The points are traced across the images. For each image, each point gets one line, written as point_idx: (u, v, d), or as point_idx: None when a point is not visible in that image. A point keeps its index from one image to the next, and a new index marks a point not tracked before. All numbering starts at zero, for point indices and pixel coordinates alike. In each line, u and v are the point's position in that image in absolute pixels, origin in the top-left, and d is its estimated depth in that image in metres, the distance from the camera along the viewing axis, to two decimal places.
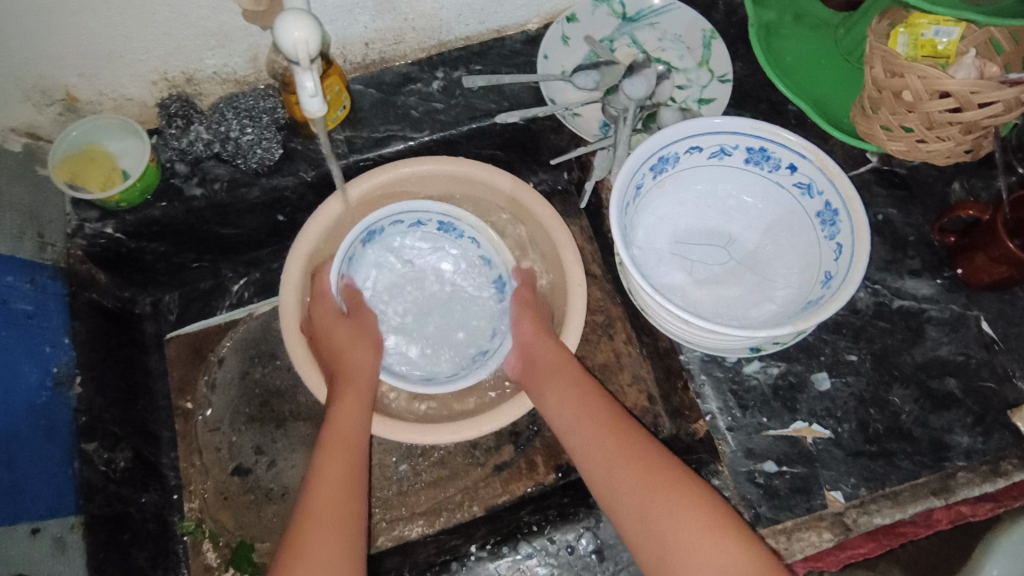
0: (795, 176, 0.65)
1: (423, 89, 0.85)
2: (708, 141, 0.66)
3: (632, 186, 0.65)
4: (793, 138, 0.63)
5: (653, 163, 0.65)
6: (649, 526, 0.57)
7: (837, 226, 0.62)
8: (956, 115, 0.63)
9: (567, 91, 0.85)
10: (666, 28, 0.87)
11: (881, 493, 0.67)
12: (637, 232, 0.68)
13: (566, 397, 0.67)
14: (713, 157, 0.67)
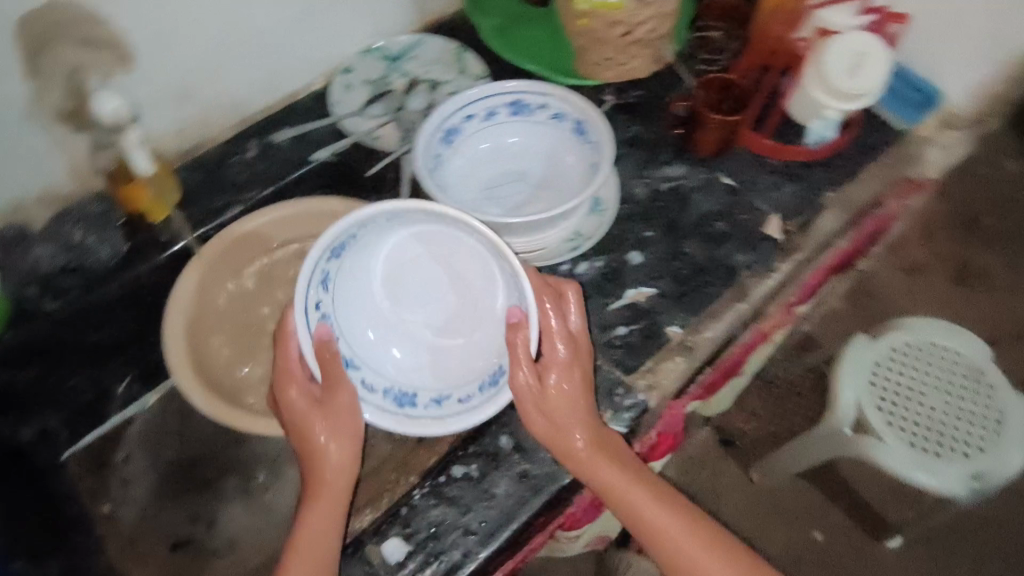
0: (548, 111, 0.85)
1: (243, 158, 0.97)
2: (477, 107, 0.84)
3: (432, 153, 0.81)
4: (533, 84, 0.84)
5: (442, 135, 0.83)
6: (673, 561, 0.67)
7: (588, 130, 0.82)
8: (632, 36, 0.86)
9: (362, 122, 1.01)
10: (425, 58, 1.07)
11: (703, 316, 0.86)
12: (452, 187, 0.83)
13: (599, 462, 0.70)
14: (487, 120, 0.86)
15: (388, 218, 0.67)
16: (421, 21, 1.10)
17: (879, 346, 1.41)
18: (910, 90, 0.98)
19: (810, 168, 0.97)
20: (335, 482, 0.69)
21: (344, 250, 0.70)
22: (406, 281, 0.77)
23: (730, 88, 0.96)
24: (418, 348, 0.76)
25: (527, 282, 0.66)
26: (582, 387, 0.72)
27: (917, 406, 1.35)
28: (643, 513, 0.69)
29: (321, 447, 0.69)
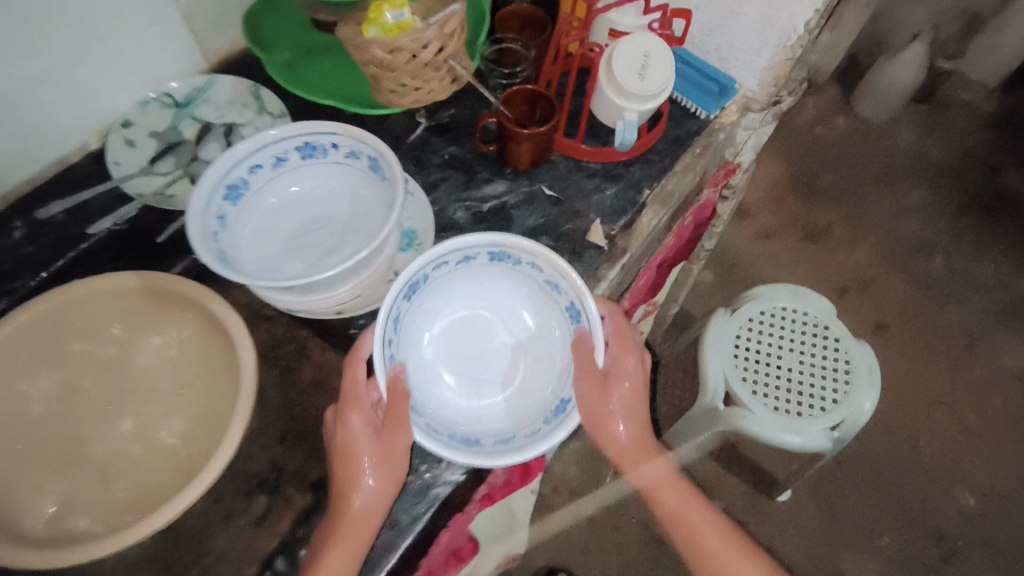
0: (341, 150, 0.79)
1: (8, 241, 0.85)
2: (262, 156, 0.77)
3: (213, 216, 0.73)
4: (318, 123, 0.78)
5: (224, 192, 0.75)
6: (709, 560, 0.82)
7: (382, 165, 0.77)
8: (418, 60, 0.82)
9: (150, 181, 0.90)
10: (218, 100, 0.99)
11: None
12: (244, 249, 0.76)
13: (672, 471, 0.83)
14: (276, 167, 0.79)
15: (493, 260, 0.79)
16: (208, 60, 1.01)
17: (732, 318, 1.47)
18: (705, 79, 1.01)
19: (626, 167, 0.97)
20: (369, 517, 0.70)
21: (419, 299, 0.78)
22: (471, 339, 0.82)
23: (536, 99, 0.93)
24: (467, 377, 0.80)
25: (593, 303, 0.73)
26: (632, 390, 0.78)
27: (777, 371, 1.41)
28: (658, 489, 0.84)
29: (350, 498, 0.71)
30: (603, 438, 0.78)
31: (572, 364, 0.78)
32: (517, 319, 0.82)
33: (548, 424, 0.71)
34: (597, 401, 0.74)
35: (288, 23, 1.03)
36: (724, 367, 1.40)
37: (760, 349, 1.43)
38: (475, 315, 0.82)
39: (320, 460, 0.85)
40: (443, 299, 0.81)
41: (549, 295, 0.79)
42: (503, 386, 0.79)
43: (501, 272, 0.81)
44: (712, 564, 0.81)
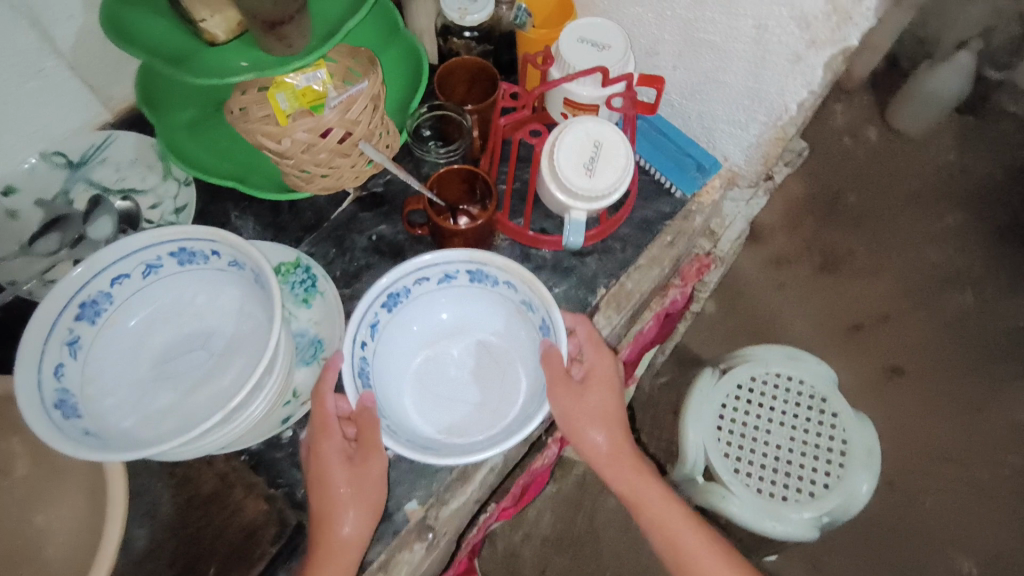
0: (223, 257, 0.68)
1: None
2: (128, 265, 0.65)
3: (58, 344, 0.61)
4: (194, 230, 0.66)
5: (76, 313, 0.63)
6: None
7: (267, 284, 0.65)
8: (318, 149, 0.69)
9: (28, 264, 0.80)
10: (118, 159, 0.87)
11: (451, 477, 0.71)
12: (97, 377, 0.65)
13: (654, 492, 0.74)
14: (147, 275, 0.67)
15: (472, 279, 0.74)
16: (114, 113, 0.89)
17: (720, 383, 1.27)
18: (683, 151, 0.86)
19: (581, 258, 0.83)
20: (346, 550, 0.63)
21: (384, 326, 0.73)
22: (437, 378, 0.75)
23: (474, 179, 0.79)
24: (429, 397, 0.74)
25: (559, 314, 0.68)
26: (608, 390, 0.72)
27: (762, 447, 1.22)
28: (643, 499, 0.73)
29: (334, 533, 0.64)
30: (582, 449, 0.73)
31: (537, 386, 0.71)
32: (490, 338, 0.77)
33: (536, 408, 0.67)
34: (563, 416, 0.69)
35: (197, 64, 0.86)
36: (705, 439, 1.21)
37: (749, 422, 1.24)
38: (447, 342, 0.77)
39: None
40: (421, 319, 0.76)
41: (521, 311, 0.73)
42: (479, 414, 0.72)
43: (467, 291, 0.76)
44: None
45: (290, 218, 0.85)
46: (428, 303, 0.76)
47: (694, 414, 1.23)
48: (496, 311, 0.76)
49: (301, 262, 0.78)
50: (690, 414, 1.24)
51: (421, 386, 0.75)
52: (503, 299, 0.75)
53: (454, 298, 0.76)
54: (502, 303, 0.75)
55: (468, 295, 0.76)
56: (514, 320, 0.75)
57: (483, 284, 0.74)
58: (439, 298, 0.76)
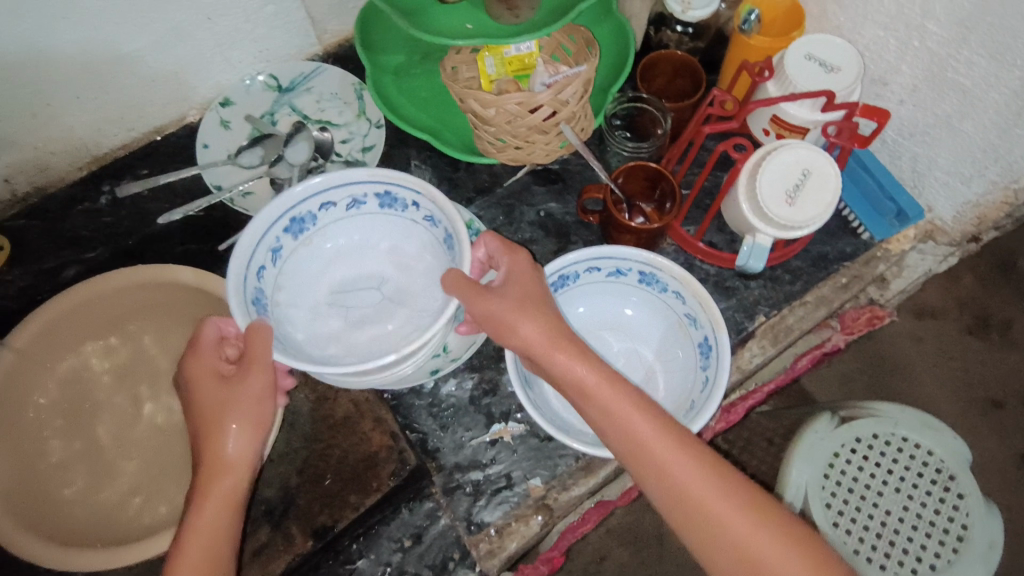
0: (421, 211, 0.70)
1: (92, 207, 0.85)
2: (338, 195, 0.69)
3: (265, 250, 0.66)
4: (404, 178, 0.68)
5: (286, 225, 0.67)
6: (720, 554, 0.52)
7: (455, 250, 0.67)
8: (522, 122, 0.71)
9: (232, 173, 0.87)
10: (321, 90, 0.92)
11: (576, 466, 0.72)
12: (284, 287, 0.70)
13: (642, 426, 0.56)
14: (350, 208, 0.71)
15: (642, 281, 0.75)
16: (323, 45, 0.94)
17: (835, 429, 0.84)
18: (883, 194, 0.80)
19: (746, 282, 0.80)
20: (228, 478, 0.61)
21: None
22: None
23: (659, 179, 0.78)
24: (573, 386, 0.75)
25: (725, 339, 0.68)
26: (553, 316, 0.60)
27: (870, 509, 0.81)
28: (642, 434, 0.56)
29: (218, 446, 0.61)
30: (567, 388, 0.59)
31: (684, 408, 0.70)
32: (648, 348, 0.76)
33: (681, 422, 0.67)
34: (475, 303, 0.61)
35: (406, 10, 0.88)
36: (812, 480, 0.82)
37: (859, 477, 0.82)
38: (607, 335, 0.77)
39: (326, 507, 0.72)
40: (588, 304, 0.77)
41: (684, 327, 0.73)
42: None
43: (633, 294, 0.76)
44: (720, 539, 0.52)
45: (466, 176, 0.88)
46: (591, 295, 0.77)
47: (806, 452, 0.83)
48: (655, 323, 0.76)
49: (475, 224, 0.77)
50: (798, 447, 0.84)
51: None
52: (667, 313, 0.75)
53: (619, 300, 0.77)
54: (664, 317, 0.75)
55: (630, 298, 0.77)
56: (673, 335, 0.75)
57: (650, 288, 0.75)
58: (603, 294, 0.77)
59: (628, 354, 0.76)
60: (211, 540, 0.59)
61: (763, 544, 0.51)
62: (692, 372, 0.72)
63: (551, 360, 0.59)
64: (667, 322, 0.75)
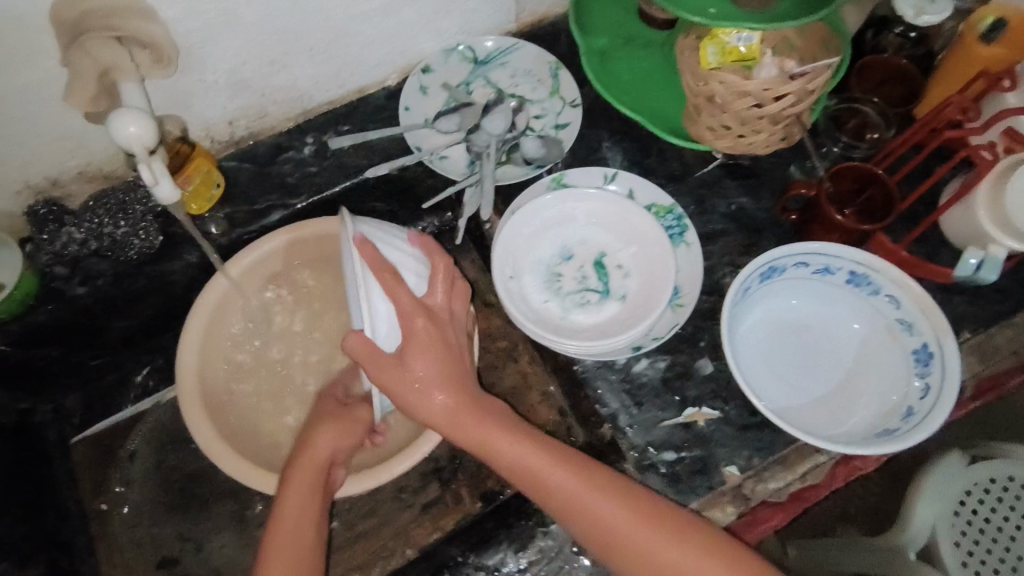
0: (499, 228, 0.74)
1: (297, 156, 0.88)
2: (371, 236, 0.64)
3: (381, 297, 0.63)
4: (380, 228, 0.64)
5: (353, 284, 0.62)
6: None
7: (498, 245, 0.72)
8: (760, 110, 0.68)
9: (432, 136, 0.88)
10: (516, 66, 0.93)
11: (772, 460, 0.72)
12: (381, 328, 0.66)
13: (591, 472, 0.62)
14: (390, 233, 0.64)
15: (851, 281, 0.73)
16: (520, 22, 0.93)
17: (967, 466, 0.81)
18: None
19: (950, 297, 0.78)
20: (295, 531, 0.65)
21: (753, 293, 0.74)
22: (785, 363, 0.74)
23: (870, 182, 0.76)
24: (773, 379, 0.73)
25: (953, 343, 0.67)
26: (499, 413, 0.65)
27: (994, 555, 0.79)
28: (598, 512, 0.60)
29: (308, 450, 0.69)
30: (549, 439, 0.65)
31: (900, 410, 0.68)
32: (849, 349, 0.74)
33: (901, 427, 0.67)
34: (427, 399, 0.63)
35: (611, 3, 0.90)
36: (940, 519, 0.80)
37: (993, 522, 0.80)
38: (804, 331, 0.75)
39: (494, 473, 0.83)
40: (786, 299, 0.76)
41: (894, 332, 0.72)
42: (811, 410, 0.72)
43: (834, 294, 0.75)
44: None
45: (658, 162, 0.87)
46: (790, 290, 0.75)
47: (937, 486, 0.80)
48: (857, 325, 0.74)
49: (675, 211, 0.80)
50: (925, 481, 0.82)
51: (767, 368, 0.73)
52: (873, 316, 0.73)
53: (818, 298, 0.75)
54: (869, 320, 0.73)
55: (830, 297, 0.75)
56: (879, 339, 0.73)
57: (859, 289, 0.73)
58: (800, 291, 0.75)
59: (828, 353, 0.74)
60: (298, 533, 0.65)
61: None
62: (905, 377, 0.70)
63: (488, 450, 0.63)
64: (872, 324, 0.73)
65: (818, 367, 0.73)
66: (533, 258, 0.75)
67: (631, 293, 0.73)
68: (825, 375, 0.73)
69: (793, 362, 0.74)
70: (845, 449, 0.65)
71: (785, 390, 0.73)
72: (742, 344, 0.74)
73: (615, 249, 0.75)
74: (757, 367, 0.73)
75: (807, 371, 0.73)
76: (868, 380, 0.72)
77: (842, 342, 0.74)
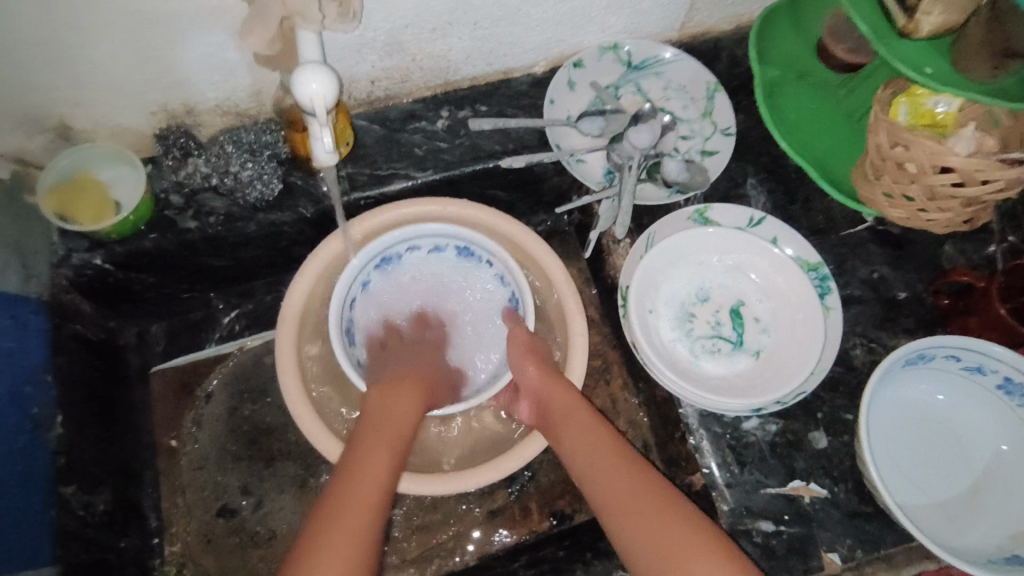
0: (459, 253, 0.80)
1: (427, 128, 0.84)
2: (423, 242, 0.78)
3: (357, 282, 0.76)
4: (443, 230, 0.77)
5: (377, 262, 0.78)
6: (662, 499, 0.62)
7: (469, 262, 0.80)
8: (958, 189, 0.63)
9: (572, 136, 0.85)
10: (670, 78, 0.87)
11: (876, 555, 0.67)
12: (367, 317, 0.81)
13: (579, 435, 0.69)
14: (431, 252, 0.80)
15: (1002, 388, 0.67)
16: (682, 32, 0.87)
17: None
18: None
19: None
20: (394, 425, 0.66)
21: (892, 376, 0.69)
22: (909, 455, 0.69)
23: None
24: (895, 472, 0.68)
25: None
26: (571, 401, 0.72)
27: None
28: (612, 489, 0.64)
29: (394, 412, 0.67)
30: (598, 453, 0.67)
31: None
32: (981, 458, 0.68)
33: None
34: (522, 374, 0.74)
35: (792, 33, 0.84)
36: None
37: None
38: (936, 427, 0.69)
39: (566, 494, 0.80)
40: (926, 389, 0.70)
41: None
42: (933, 514, 0.66)
43: (978, 396, 0.69)
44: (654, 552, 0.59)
45: (802, 213, 0.81)
46: (930, 380, 0.70)
47: None
48: (995, 435, 0.68)
49: (821, 270, 0.71)
50: None
51: (889, 458, 0.68)
52: (1020, 432, 0.67)
53: (958, 395, 0.70)
54: (1013, 434, 0.67)
55: (972, 399, 0.69)
56: (1018, 458, 0.67)
57: (1008, 398, 0.67)
58: (940, 382, 0.70)
59: (957, 456, 0.68)
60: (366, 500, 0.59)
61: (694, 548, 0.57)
62: None
63: (557, 429, 0.71)
64: (1015, 440, 0.67)
65: (945, 469, 0.68)
66: (669, 292, 0.71)
67: (765, 351, 0.70)
68: (950, 479, 0.68)
69: (916, 458, 0.69)
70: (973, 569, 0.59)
71: (904, 487, 0.67)
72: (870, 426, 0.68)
73: (754, 299, 0.72)
74: (881, 455, 0.68)
75: (930, 471, 0.68)
76: (995, 498, 0.66)
77: (975, 449, 0.68)
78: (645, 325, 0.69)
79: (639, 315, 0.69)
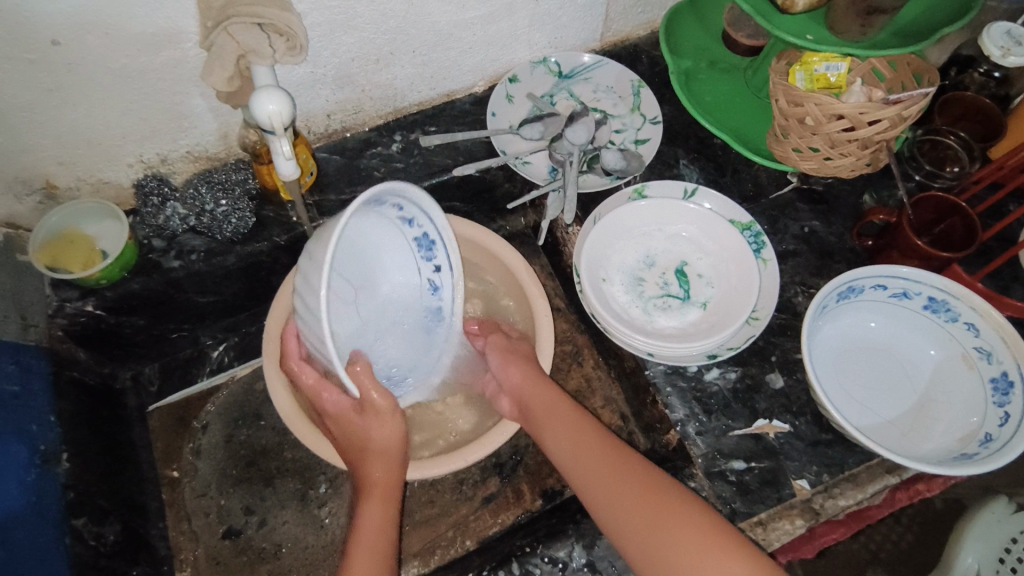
0: (420, 236, 0.72)
1: (384, 152, 0.91)
2: (410, 210, 0.69)
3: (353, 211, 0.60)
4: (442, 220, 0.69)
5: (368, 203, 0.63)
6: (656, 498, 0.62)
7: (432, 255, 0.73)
8: (852, 133, 0.71)
9: (515, 142, 0.93)
10: (599, 81, 0.96)
11: (842, 477, 0.73)
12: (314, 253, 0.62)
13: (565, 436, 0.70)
14: (400, 220, 0.70)
15: (927, 307, 0.74)
16: (603, 41, 0.97)
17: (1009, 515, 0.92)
18: None
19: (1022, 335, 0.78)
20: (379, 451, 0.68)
21: (829, 311, 0.75)
22: (856, 381, 0.75)
23: (951, 212, 0.77)
24: (846, 396, 0.74)
25: None
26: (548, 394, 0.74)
27: None
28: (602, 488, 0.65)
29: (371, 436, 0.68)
30: (582, 456, 0.68)
31: (978, 440, 0.68)
32: (921, 377, 0.75)
33: (981, 452, 0.66)
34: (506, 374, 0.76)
35: (697, 30, 0.94)
36: (985, 562, 0.90)
37: None
38: (877, 353, 0.76)
39: (555, 472, 0.84)
40: (864, 320, 0.77)
41: (973, 364, 0.72)
42: (887, 431, 0.72)
43: (910, 321, 0.76)
44: (660, 552, 0.60)
45: (733, 182, 0.89)
46: (865, 315, 0.77)
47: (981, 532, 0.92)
48: (929, 356, 0.75)
49: (754, 227, 0.79)
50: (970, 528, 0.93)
51: (838, 385, 0.74)
52: (950, 347, 0.74)
53: (892, 325, 0.77)
54: (946, 350, 0.74)
55: (905, 325, 0.76)
56: (954, 372, 0.73)
57: (935, 316, 0.74)
58: (873, 313, 0.77)
59: (900, 378, 0.75)
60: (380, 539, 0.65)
61: (694, 543, 0.59)
62: (988, 411, 0.69)
63: (540, 426, 0.73)
64: (948, 357, 0.74)
65: (892, 392, 0.74)
66: (619, 263, 0.79)
67: (712, 301, 0.78)
68: (896, 400, 0.74)
69: (864, 384, 0.75)
70: (926, 465, 0.64)
71: (856, 410, 0.73)
72: (816, 357, 0.75)
73: (696, 258, 0.80)
74: (831, 383, 0.74)
75: (878, 394, 0.74)
76: (943, 410, 0.72)
77: (915, 371, 0.75)
78: (600, 292, 0.77)
79: (593, 284, 0.76)
